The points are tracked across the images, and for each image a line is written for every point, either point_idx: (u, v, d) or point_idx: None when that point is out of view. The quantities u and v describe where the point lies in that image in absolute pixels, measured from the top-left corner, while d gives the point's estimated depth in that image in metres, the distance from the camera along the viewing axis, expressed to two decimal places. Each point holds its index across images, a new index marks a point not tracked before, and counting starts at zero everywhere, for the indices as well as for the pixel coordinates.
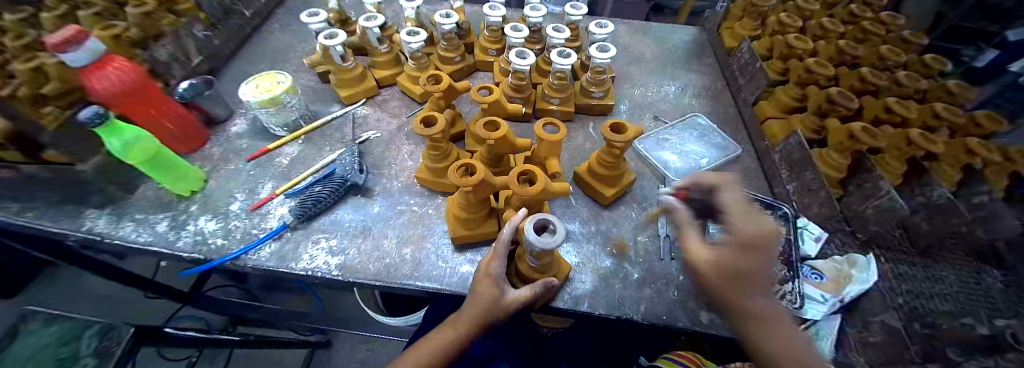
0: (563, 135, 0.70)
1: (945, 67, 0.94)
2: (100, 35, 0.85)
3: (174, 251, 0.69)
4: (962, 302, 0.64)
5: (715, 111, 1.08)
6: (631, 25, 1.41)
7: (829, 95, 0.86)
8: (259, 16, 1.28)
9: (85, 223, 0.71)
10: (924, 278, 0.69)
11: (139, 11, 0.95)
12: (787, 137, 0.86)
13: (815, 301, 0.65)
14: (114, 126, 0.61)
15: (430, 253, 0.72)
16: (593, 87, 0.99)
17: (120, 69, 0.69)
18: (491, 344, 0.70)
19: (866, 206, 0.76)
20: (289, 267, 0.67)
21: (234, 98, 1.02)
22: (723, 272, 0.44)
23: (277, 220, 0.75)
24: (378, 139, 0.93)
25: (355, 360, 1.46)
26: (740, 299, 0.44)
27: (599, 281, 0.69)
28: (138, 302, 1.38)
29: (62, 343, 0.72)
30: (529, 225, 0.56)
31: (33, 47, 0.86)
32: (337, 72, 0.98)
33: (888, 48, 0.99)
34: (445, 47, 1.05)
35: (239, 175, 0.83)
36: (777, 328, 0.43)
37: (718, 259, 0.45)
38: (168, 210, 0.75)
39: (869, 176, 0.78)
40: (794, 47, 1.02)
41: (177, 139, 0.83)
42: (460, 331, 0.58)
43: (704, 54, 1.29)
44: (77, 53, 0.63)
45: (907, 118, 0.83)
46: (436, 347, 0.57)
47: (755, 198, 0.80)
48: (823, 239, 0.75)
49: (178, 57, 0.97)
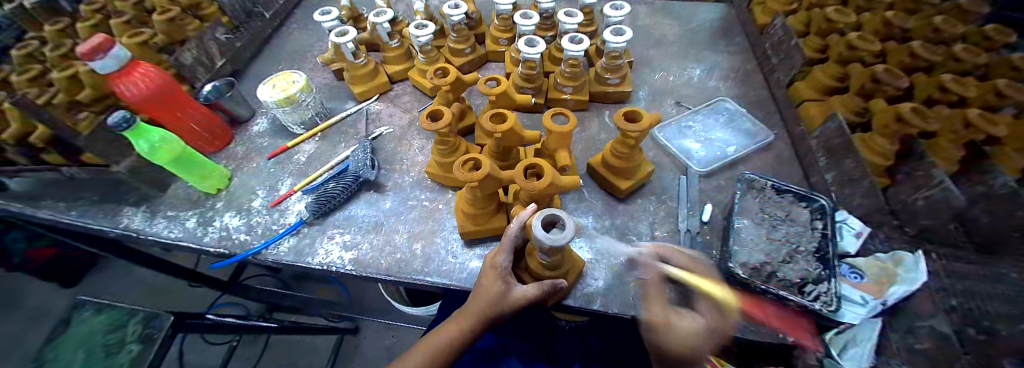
0: (573, 126, 0.67)
1: (1011, 38, 0.83)
2: (128, 43, 0.92)
3: (202, 246, 0.73)
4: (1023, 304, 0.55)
5: (744, 95, 1.00)
6: (652, 6, 1.33)
7: (874, 73, 0.77)
8: (279, 17, 1.31)
9: (123, 220, 0.78)
10: (983, 278, 0.62)
11: (164, 18, 1.01)
12: (826, 121, 0.79)
13: (854, 303, 0.59)
14: (141, 128, 0.66)
15: (440, 249, 0.72)
16: (608, 74, 0.94)
17: (145, 75, 0.74)
18: (504, 340, 0.70)
19: (917, 197, 0.70)
20: (305, 262, 0.69)
21: (255, 99, 1.06)
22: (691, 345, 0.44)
23: (295, 216, 0.77)
24: (390, 134, 0.93)
25: (382, 346, 1.53)
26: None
27: (613, 277, 0.67)
28: (182, 292, 1.50)
29: (110, 330, 0.79)
30: (537, 221, 0.54)
31: (70, 57, 0.93)
32: (349, 69, 0.98)
33: (943, 19, 0.87)
34: (455, 39, 1.03)
35: (260, 173, 0.86)
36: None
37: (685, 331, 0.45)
38: (196, 207, 0.80)
39: (920, 164, 0.71)
40: (834, 22, 0.92)
41: (205, 140, 0.88)
42: (468, 327, 0.57)
43: (734, 33, 1.19)
44: (105, 60, 0.68)
45: (965, 97, 0.73)
46: (446, 343, 0.58)
47: (788, 189, 0.73)
48: (865, 235, 0.67)
49: (201, 61, 1.01)
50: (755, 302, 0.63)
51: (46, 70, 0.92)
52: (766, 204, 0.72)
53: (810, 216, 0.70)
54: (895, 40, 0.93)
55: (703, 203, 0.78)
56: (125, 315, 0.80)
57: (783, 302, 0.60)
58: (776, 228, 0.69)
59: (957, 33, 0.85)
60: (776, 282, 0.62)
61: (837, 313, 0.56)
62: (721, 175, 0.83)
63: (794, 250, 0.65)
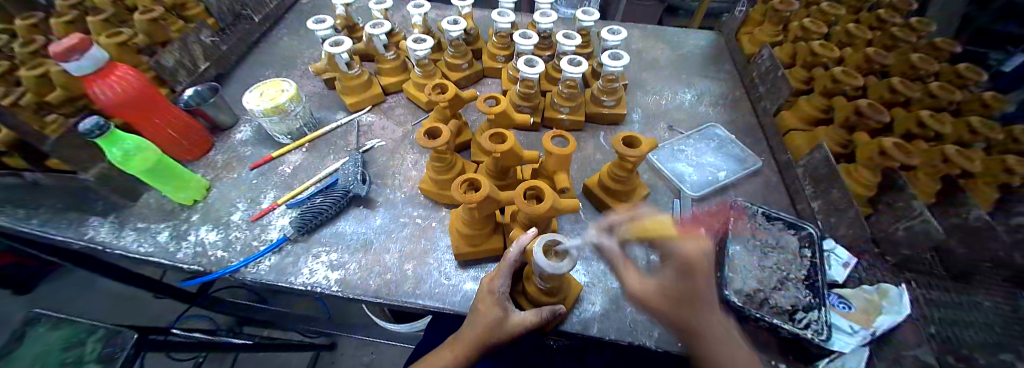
0: (572, 149, 0.67)
1: (981, 77, 0.89)
2: (106, 43, 0.87)
3: (174, 262, 0.68)
4: (1000, 334, 0.60)
5: (733, 120, 1.03)
6: (644, 30, 1.37)
7: (858, 106, 0.81)
8: (268, 22, 1.28)
9: (88, 231, 0.71)
10: (957, 305, 0.67)
11: (146, 18, 0.97)
12: (812, 151, 0.82)
13: (843, 332, 0.60)
14: (115, 134, 0.61)
15: (433, 270, 0.69)
16: (605, 95, 0.95)
17: (123, 78, 0.69)
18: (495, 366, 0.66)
19: (897, 228, 0.73)
20: (288, 282, 0.65)
21: (241, 105, 1.02)
22: (663, 296, 0.41)
23: (278, 231, 0.73)
24: (382, 148, 0.91)
25: (360, 364, 1.45)
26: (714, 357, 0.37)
27: (609, 303, 0.66)
28: (146, 304, 1.39)
29: (66, 347, 0.72)
30: (538, 247, 0.53)
31: (41, 54, 0.87)
32: (342, 79, 0.96)
33: (920, 57, 0.93)
34: (453, 53, 1.02)
35: (242, 184, 0.82)
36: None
37: (651, 294, 0.42)
38: (170, 219, 0.74)
39: (901, 195, 0.74)
40: (819, 55, 0.97)
41: (181, 148, 0.83)
42: (459, 357, 0.54)
43: (722, 59, 1.23)
44: (80, 62, 0.63)
45: (941, 133, 0.78)
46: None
47: (778, 216, 0.75)
48: (851, 265, 0.69)
49: (184, 64, 0.97)
50: (750, 329, 0.64)
51: (13, 67, 0.86)
52: (757, 231, 0.73)
53: (799, 243, 0.72)
54: (875, 74, 0.98)
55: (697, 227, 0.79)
56: (85, 331, 0.73)
57: (776, 330, 0.61)
58: (767, 256, 0.70)
59: (931, 71, 0.91)
60: (769, 309, 0.63)
61: (828, 342, 0.57)
62: (713, 200, 0.84)
63: (784, 277, 0.67)
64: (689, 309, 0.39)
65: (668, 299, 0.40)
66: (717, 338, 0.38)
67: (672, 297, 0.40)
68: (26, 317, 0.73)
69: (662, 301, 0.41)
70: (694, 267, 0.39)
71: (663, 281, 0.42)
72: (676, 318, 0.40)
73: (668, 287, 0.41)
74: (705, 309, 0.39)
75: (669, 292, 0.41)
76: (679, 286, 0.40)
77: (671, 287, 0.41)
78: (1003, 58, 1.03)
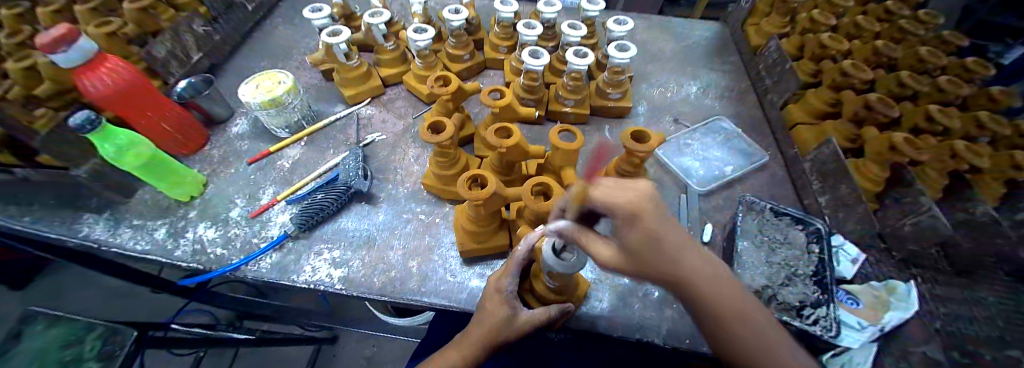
0: (580, 144, 0.65)
1: (989, 71, 0.88)
2: (94, 33, 0.84)
3: (172, 260, 0.66)
4: (1003, 328, 0.60)
5: (739, 114, 1.02)
6: (649, 20, 1.34)
7: (868, 101, 0.80)
8: (262, 11, 1.24)
9: (82, 229, 0.69)
10: (962, 300, 0.67)
11: (136, 7, 0.93)
12: (820, 146, 0.81)
13: (852, 328, 0.60)
14: (108, 129, 0.59)
15: (438, 267, 0.68)
16: (610, 88, 0.93)
17: (113, 70, 0.67)
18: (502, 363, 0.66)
19: (904, 223, 0.71)
20: (289, 280, 0.64)
21: (236, 97, 0.99)
22: (626, 261, 0.35)
23: (278, 228, 0.71)
24: (383, 141, 0.89)
25: (361, 357, 1.46)
26: (707, 296, 0.34)
27: (616, 300, 0.65)
28: (144, 299, 1.38)
29: (63, 345, 0.69)
30: (547, 246, 0.52)
31: (27, 45, 0.84)
32: (340, 70, 0.93)
33: (928, 50, 0.92)
34: (454, 44, 0.99)
35: (240, 179, 0.80)
36: (736, 303, 0.34)
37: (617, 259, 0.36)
38: (166, 216, 0.73)
39: (909, 191, 0.74)
40: (828, 48, 0.95)
41: (176, 142, 0.80)
42: (468, 356, 0.54)
43: (728, 51, 1.21)
44: (67, 53, 0.60)
45: (950, 128, 0.78)
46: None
47: (786, 212, 0.74)
48: (860, 261, 0.69)
49: (176, 54, 0.94)
50: None
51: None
52: (765, 226, 0.73)
53: (807, 239, 0.71)
54: (883, 67, 0.97)
55: (704, 222, 0.78)
56: (83, 329, 0.69)
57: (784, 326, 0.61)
58: (775, 252, 0.69)
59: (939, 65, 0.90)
60: (777, 305, 0.62)
61: (837, 338, 0.57)
62: (719, 195, 0.83)
63: (792, 273, 0.66)
64: (662, 262, 0.33)
65: (631, 260, 0.35)
66: (705, 278, 0.33)
67: (635, 256, 0.34)
68: (21, 315, 0.70)
69: (629, 264, 0.35)
70: (644, 215, 0.32)
71: (620, 242, 0.35)
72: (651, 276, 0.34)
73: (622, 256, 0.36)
74: (679, 252, 0.33)
75: (630, 252, 0.34)
76: (634, 243, 0.33)
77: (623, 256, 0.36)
78: (1001, 50, 1.03)
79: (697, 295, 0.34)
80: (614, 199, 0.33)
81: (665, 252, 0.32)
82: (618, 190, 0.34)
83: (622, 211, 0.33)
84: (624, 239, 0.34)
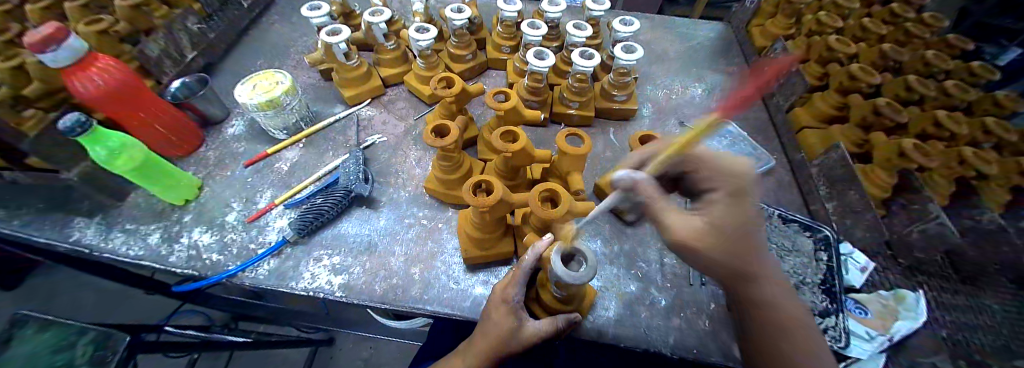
0: (587, 148, 0.64)
1: (994, 75, 0.88)
2: (85, 30, 0.81)
3: (166, 267, 0.64)
4: (1005, 336, 0.61)
5: (744, 117, 1.01)
6: (652, 20, 1.32)
7: (876, 106, 0.79)
8: (258, 7, 1.21)
9: (73, 233, 0.67)
10: (966, 308, 0.67)
11: (128, 4, 0.91)
12: (828, 151, 0.80)
13: (861, 338, 0.59)
14: (99, 133, 0.57)
15: (440, 274, 0.66)
16: (615, 90, 0.92)
17: (104, 70, 0.64)
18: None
19: (911, 230, 0.71)
20: (288, 287, 0.62)
21: (232, 97, 0.97)
22: (714, 234, 0.37)
23: (276, 233, 0.69)
24: (383, 143, 0.87)
25: (359, 358, 1.44)
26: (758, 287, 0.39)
27: (623, 308, 0.64)
28: (138, 301, 1.35)
29: (55, 350, 0.64)
30: (555, 255, 0.50)
31: (15, 43, 0.81)
32: (340, 70, 0.91)
33: (935, 54, 0.91)
34: (456, 44, 0.98)
35: (236, 182, 0.78)
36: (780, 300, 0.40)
37: (711, 228, 0.38)
38: (160, 220, 0.70)
39: (916, 197, 0.73)
40: (835, 51, 0.94)
41: (170, 144, 0.78)
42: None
43: (732, 52, 1.20)
44: (56, 53, 0.58)
45: (957, 133, 0.77)
46: None
47: (794, 218, 0.73)
48: (868, 269, 0.68)
49: (170, 53, 0.91)
50: None
51: None
52: (772, 233, 0.72)
53: (815, 246, 0.70)
54: (888, 71, 0.96)
55: None
56: (75, 333, 0.65)
57: None
58: (783, 259, 0.69)
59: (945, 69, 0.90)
60: None
61: (846, 349, 0.57)
62: None
63: (800, 281, 0.66)
64: (744, 245, 0.38)
65: (724, 233, 0.37)
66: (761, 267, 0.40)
67: (723, 234, 0.37)
68: (12, 318, 0.66)
69: (720, 238, 0.37)
70: (746, 199, 0.39)
71: (706, 217, 0.39)
72: (729, 259, 0.37)
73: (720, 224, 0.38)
74: (757, 242, 0.39)
75: (716, 228, 0.37)
76: (732, 215, 0.38)
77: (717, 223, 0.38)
78: (998, 52, 1.03)
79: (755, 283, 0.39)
80: (721, 178, 0.40)
81: (748, 238, 0.38)
82: (728, 165, 0.41)
83: (725, 188, 0.39)
84: (718, 214, 0.38)
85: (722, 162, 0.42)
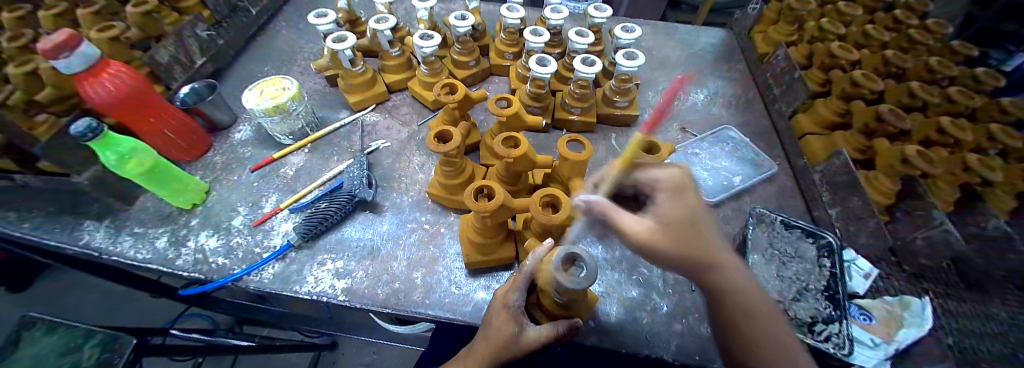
0: (588, 154, 0.64)
1: (999, 82, 0.88)
2: (98, 38, 0.83)
3: (173, 270, 0.65)
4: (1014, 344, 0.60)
5: (746, 123, 1.01)
6: (654, 26, 1.33)
7: (879, 112, 0.79)
8: (266, 15, 1.24)
9: (82, 237, 0.68)
10: (974, 316, 0.66)
11: (140, 11, 0.93)
12: (831, 157, 0.80)
13: (865, 345, 0.59)
14: (110, 136, 0.58)
15: (442, 279, 0.67)
16: (617, 96, 0.92)
17: (115, 75, 0.66)
18: None
19: (916, 237, 0.71)
20: (293, 291, 0.63)
21: (239, 103, 0.99)
22: (668, 231, 0.41)
23: (281, 238, 0.70)
24: (387, 148, 0.88)
25: (361, 364, 1.44)
26: (722, 281, 0.42)
27: (625, 314, 0.64)
28: (145, 304, 1.37)
29: (62, 351, 0.65)
30: (556, 260, 0.51)
31: (29, 49, 0.83)
32: (345, 76, 0.92)
33: (938, 60, 0.91)
34: (460, 50, 0.99)
35: (242, 187, 0.79)
36: (747, 291, 0.42)
37: (667, 225, 0.42)
38: (168, 224, 0.71)
39: (920, 203, 0.73)
40: (837, 57, 0.95)
41: (179, 148, 0.80)
42: None
43: (734, 58, 1.21)
44: (70, 58, 0.60)
45: (961, 140, 0.77)
46: None
47: (797, 224, 0.73)
48: (872, 275, 0.68)
49: (179, 60, 0.93)
50: None
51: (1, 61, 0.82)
52: (775, 239, 0.72)
53: (818, 252, 0.70)
54: (891, 77, 0.96)
55: None
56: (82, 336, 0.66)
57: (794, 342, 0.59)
58: (786, 266, 0.68)
59: (948, 75, 0.90)
60: (788, 320, 0.61)
61: (850, 356, 0.56)
62: (728, 206, 0.82)
63: (803, 288, 0.66)
64: (697, 239, 0.41)
65: (675, 230, 0.41)
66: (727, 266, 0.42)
67: (674, 230, 0.41)
68: (20, 320, 0.68)
69: (679, 233, 0.41)
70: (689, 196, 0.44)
71: (659, 215, 0.43)
72: (689, 250, 0.40)
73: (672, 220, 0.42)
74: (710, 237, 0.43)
75: (673, 225, 0.42)
76: (677, 213, 0.42)
77: (669, 220, 0.42)
78: (1004, 58, 1.04)
79: (719, 276, 0.42)
80: (664, 180, 0.46)
81: (700, 234, 0.42)
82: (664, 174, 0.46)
83: (667, 187, 0.45)
84: (670, 209, 0.43)
85: (656, 169, 0.48)
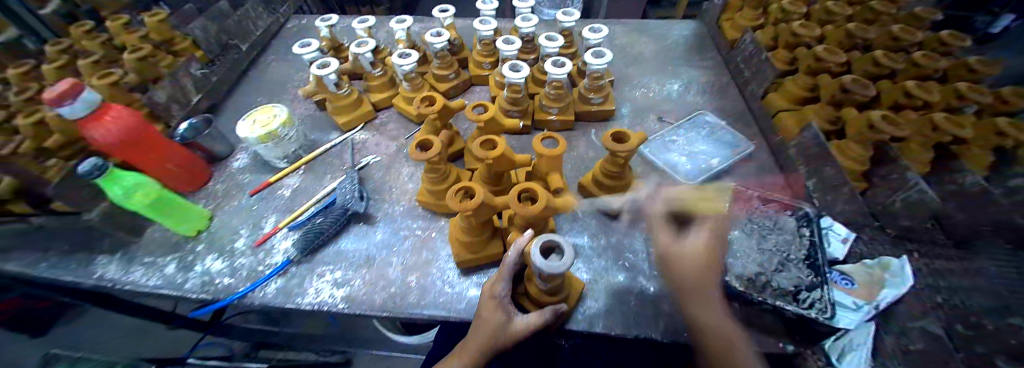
0: (562, 149, 0.67)
1: (965, 42, 0.89)
2: (101, 85, 0.90)
3: (182, 293, 0.69)
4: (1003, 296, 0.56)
5: (721, 107, 1.04)
6: (627, 25, 1.38)
7: (843, 83, 0.82)
8: (255, 50, 1.31)
9: (96, 270, 0.73)
10: (963, 272, 0.63)
11: (136, 57, 1.01)
12: (803, 130, 0.83)
13: (848, 308, 0.61)
14: (114, 172, 0.63)
15: (435, 279, 0.70)
16: (591, 93, 0.96)
17: (116, 117, 0.72)
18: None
19: (893, 199, 0.72)
20: (295, 303, 0.66)
21: (234, 134, 1.04)
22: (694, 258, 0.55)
23: (281, 255, 0.74)
24: (377, 163, 0.92)
25: None
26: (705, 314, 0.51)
27: (613, 298, 0.66)
28: (164, 336, 1.42)
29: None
30: (536, 248, 0.54)
31: (35, 101, 0.90)
32: (333, 100, 0.97)
33: (901, 28, 0.94)
34: (439, 65, 1.04)
35: (242, 211, 0.83)
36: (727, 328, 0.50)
37: (695, 255, 0.55)
38: (175, 252, 0.76)
39: (893, 167, 0.75)
40: (801, 35, 0.98)
41: (181, 179, 0.85)
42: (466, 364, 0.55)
43: (706, 48, 1.25)
44: (73, 105, 0.66)
45: (928, 101, 0.79)
46: None
47: (773, 198, 0.75)
48: (850, 240, 0.70)
49: (176, 98, 1.00)
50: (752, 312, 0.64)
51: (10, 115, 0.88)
52: (754, 214, 0.74)
53: (797, 223, 0.72)
54: (859, 48, 0.99)
55: None
56: None
57: (779, 311, 0.61)
58: (766, 238, 0.70)
59: (913, 42, 0.92)
60: (771, 291, 0.62)
61: (833, 320, 0.57)
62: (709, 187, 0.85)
63: (785, 259, 0.67)
64: (706, 275, 0.53)
65: (693, 262, 0.54)
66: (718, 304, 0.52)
67: (697, 259, 0.54)
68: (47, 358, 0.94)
69: (706, 258, 0.55)
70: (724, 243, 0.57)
71: (689, 246, 0.56)
72: (694, 276, 0.53)
73: (699, 252, 0.55)
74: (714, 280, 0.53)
75: (692, 256, 0.55)
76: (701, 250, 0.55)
77: (696, 252, 0.55)
78: None
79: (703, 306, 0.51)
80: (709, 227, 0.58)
81: (714, 269, 0.54)
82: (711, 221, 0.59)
83: (708, 232, 0.57)
84: (707, 239, 0.56)
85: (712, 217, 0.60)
